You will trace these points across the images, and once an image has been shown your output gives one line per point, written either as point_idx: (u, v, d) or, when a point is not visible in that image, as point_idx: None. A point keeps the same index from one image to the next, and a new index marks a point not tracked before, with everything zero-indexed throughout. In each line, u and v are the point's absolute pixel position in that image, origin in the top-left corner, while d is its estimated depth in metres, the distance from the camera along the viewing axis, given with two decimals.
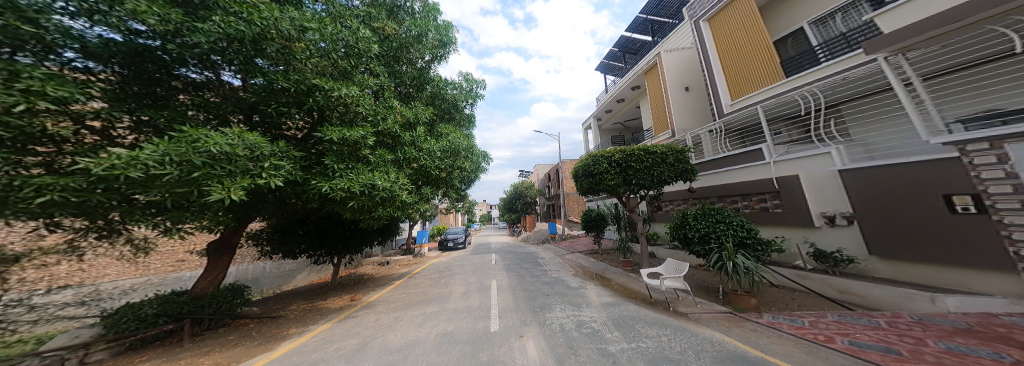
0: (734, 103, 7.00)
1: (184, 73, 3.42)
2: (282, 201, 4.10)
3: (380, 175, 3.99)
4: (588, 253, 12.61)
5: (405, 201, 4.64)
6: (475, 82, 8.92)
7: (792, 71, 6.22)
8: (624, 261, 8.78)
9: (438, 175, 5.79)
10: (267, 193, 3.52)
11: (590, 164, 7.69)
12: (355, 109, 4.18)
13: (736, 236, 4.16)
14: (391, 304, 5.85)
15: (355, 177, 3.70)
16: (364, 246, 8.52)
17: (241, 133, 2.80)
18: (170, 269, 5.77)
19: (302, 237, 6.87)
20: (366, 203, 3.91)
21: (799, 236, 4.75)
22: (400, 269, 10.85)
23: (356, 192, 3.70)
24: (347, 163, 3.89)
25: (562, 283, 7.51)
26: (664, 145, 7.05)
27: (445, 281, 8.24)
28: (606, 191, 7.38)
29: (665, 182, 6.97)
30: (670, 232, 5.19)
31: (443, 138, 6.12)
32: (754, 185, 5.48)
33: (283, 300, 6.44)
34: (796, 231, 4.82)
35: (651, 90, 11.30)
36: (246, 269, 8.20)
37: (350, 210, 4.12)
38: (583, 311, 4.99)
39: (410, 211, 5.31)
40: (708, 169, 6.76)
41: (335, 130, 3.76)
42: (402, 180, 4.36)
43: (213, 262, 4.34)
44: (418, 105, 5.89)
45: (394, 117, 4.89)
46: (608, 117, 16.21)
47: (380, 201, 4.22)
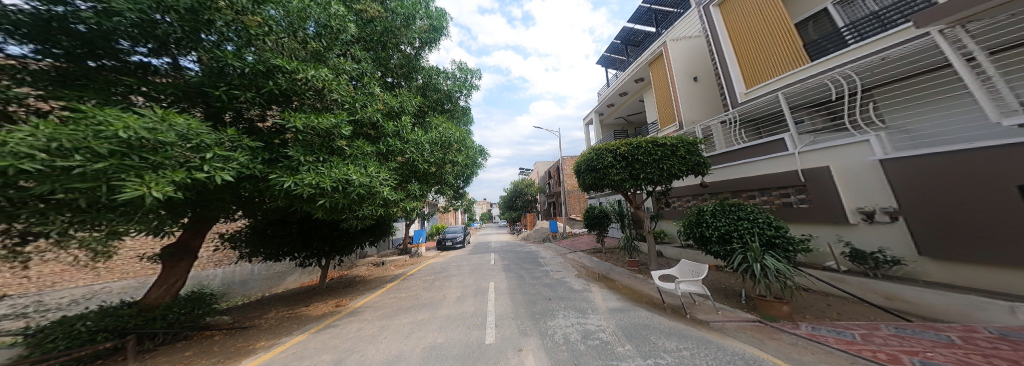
0: (749, 92, 6.49)
1: (141, 59, 3.08)
2: (248, 197, 3.62)
3: (357, 170, 3.59)
4: (590, 252, 12.18)
5: (389, 199, 4.21)
6: (469, 72, 8.41)
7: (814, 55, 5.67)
8: (629, 261, 8.35)
9: (428, 170, 5.37)
10: (223, 188, 3.10)
11: (594, 158, 7.27)
12: (329, 95, 3.84)
13: (763, 235, 3.64)
14: (378, 311, 5.43)
15: (326, 172, 3.31)
16: (353, 247, 8.10)
17: (168, 116, 2.48)
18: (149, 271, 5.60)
19: (284, 238, 6.49)
20: (341, 201, 3.49)
21: (829, 233, 4.26)
22: (395, 270, 10.48)
23: (327, 189, 3.27)
24: (317, 156, 3.49)
25: (564, 285, 7.06)
26: (673, 137, 6.56)
27: (440, 284, 7.81)
28: (611, 186, 6.97)
29: (675, 177, 6.49)
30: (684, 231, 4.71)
31: (433, 129, 5.66)
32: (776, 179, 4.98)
33: (263, 307, 6.11)
34: (825, 229, 4.35)
35: (656, 82, 10.81)
36: (232, 272, 7.86)
37: (323, 209, 3.67)
38: (589, 319, 4.51)
39: (397, 210, 4.87)
40: (722, 162, 6.26)
41: (300, 116, 3.33)
42: (383, 174, 3.94)
43: (168, 268, 4.12)
44: (404, 93, 5.45)
45: (375, 105, 4.47)
46: (610, 112, 15.76)
47: (359, 198, 3.79)
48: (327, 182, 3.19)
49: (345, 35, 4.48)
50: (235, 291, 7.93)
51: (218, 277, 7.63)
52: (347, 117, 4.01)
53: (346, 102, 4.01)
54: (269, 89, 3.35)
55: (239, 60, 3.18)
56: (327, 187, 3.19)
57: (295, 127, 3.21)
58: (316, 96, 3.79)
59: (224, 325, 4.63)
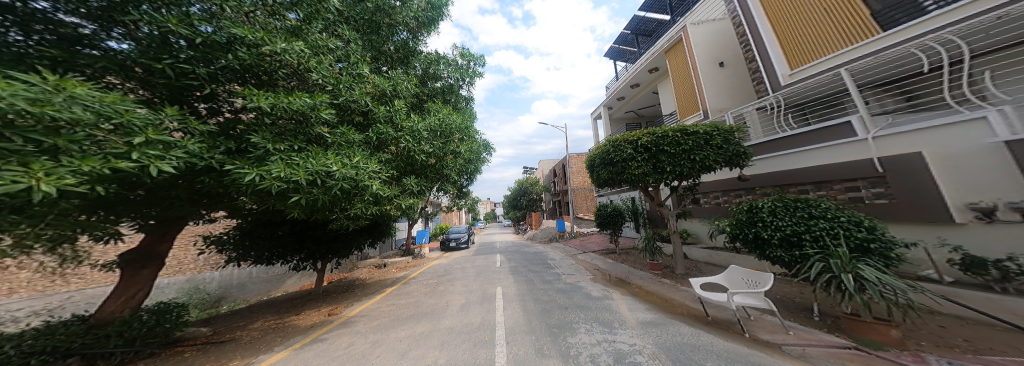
0: (795, 73, 5.70)
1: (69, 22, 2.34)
2: (208, 192, 2.99)
3: (339, 160, 2.95)
4: (603, 253, 11.43)
5: (381, 196, 3.55)
6: (472, 59, 7.74)
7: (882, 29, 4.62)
8: (650, 263, 7.59)
9: (427, 163, 4.70)
10: (169, 181, 2.45)
11: (612, 150, 6.61)
12: (309, 76, 3.33)
13: (852, 239, 2.85)
14: (373, 322, 4.83)
15: (301, 161, 2.67)
16: (350, 249, 7.54)
17: (66, 84, 1.80)
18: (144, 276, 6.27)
19: (276, 239, 5.97)
20: (322, 198, 2.85)
21: (929, 235, 3.51)
22: (396, 273, 9.89)
23: (301, 183, 2.62)
24: (291, 144, 2.87)
25: (580, 291, 6.37)
26: (706, 124, 5.76)
27: (443, 289, 7.18)
28: (631, 181, 6.31)
29: (709, 169, 5.69)
30: (731, 232, 4.01)
31: (433, 116, 4.99)
32: (845, 171, 4.27)
33: (251, 315, 5.58)
34: (924, 230, 3.57)
35: (675, 70, 10.01)
36: (231, 275, 7.64)
37: (300, 208, 3.04)
38: (618, 335, 3.79)
39: (391, 207, 4.21)
40: (768, 152, 5.51)
41: (266, 95, 2.71)
42: (372, 166, 3.29)
43: (127, 277, 3.48)
44: (399, 76, 4.83)
45: (364, 87, 3.96)
46: (620, 105, 15.00)
47: (344, 194, 3.16)
48: (301, 176, 2.56)
49: (329, 8, 3.87)
50: (231, 295, 7.54)
51: (213, 280, 7.26)
52: (329, 100, 3.43)
53: (328, 83, 3.44)
54: (227, 64, 2.70)
55: (188, 28, 2.54)
56: (302, 181, 2.56)
57: (261, 108, 2.57)
58: (294, 72, 3.23)
59: (199, 338, 4.03)
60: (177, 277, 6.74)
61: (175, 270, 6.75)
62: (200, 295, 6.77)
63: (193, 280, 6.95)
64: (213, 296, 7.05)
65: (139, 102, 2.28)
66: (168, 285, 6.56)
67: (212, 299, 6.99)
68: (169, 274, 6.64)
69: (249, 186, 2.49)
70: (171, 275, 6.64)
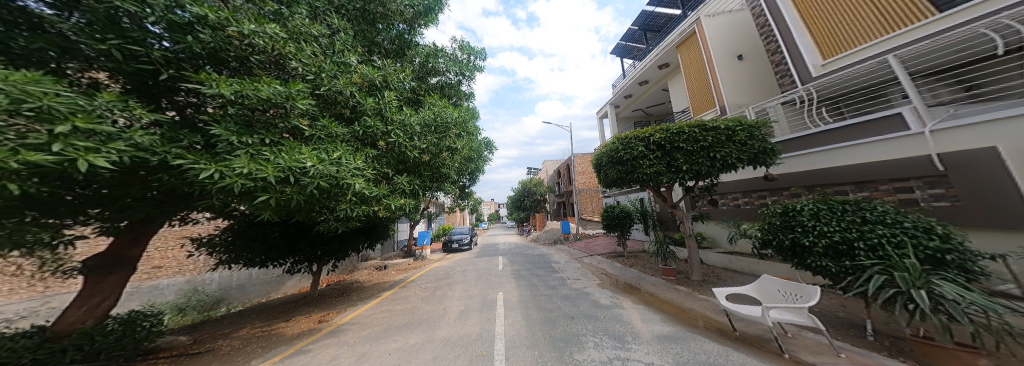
0: (827, 63, 5.20)
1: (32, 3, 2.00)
2: (170, 189, 2.67)
3: (315, 155, 2.64)
4: (610, 256, 10.96)
5: (367, 195, 3.22)
6: (472, 53, 7.40)
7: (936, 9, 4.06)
8: (663, 269, 7.11)
9: (419, 160, 4.35)
10: (115, 180, 2.10)
11: (621, 148, 6.20)
12: (288, 63, 3.07)
13: (921, 249, 2.37)
14: (364, 331, 4.48)
15: (270, 156, 2.37)
16: (346, 251, 7.27)
17: None
18: (145, 276, 6.19)
19: (271, 241, 5.73)
20: (297, 199, 2.54)
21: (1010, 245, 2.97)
22: (396, 275, 9.60)
23: (270, 181, 2.29)
24: (263, 137, 2.56)
25: (587, 298, 5.93)
26: (726, 119, 5.27)
27: (441, 294, 6.82)
28: (643, 181, 5.88)
29: (732, 168, 5.18)
30: (761, 238, 3.57)
31: (428, 109, 4.67)
32: (905, 170, 3.77)
33: (240, 321, 5.33)
34: (1006, 238, 3.03)
35: (687, 64, 9.52)
36: (231, 276, 7.50)
37: (269, 208, 2.71)
38: (631, 351, 3.24)
39: (379, 208, 3.87)
40: (805, 149, 5.04)
41: (229, 80, 2.40)
42: (356, 163, 3.00)
43: (92, 285, 3.15)
44: (390, 66, 4.53)
45: (349, 77, 3.67)
46: (628, 103, 14.51)
47: (322, 194, 2.83)
48: (268, 173, 2.24)
49: None
50: (230, 297, 7.39)
51: (213, 281, 7.12)
52: (309, 91, 3.26)
53: (310, 73, 3.25)
54: (186, 46, 2.40)
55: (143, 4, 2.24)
56: (271, 180, 2.24)
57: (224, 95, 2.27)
58: (270, 60, 3.01)
59: (177, 348, 3.71)
60: (178, 277, 6.66)
61: (175, 271, 6.67)
62: (199, 297, 6.65)
63: (194, 281, 6.85)
64: (212, 298, 6.92)
65: (68, 86, 1.91)
66: (168, 286, 6.42)
67: (210, 301, 6.86)
68: (170, 275, 6.56)
69: (210, 187, 2.17)
70: (171, 277, 6.53)
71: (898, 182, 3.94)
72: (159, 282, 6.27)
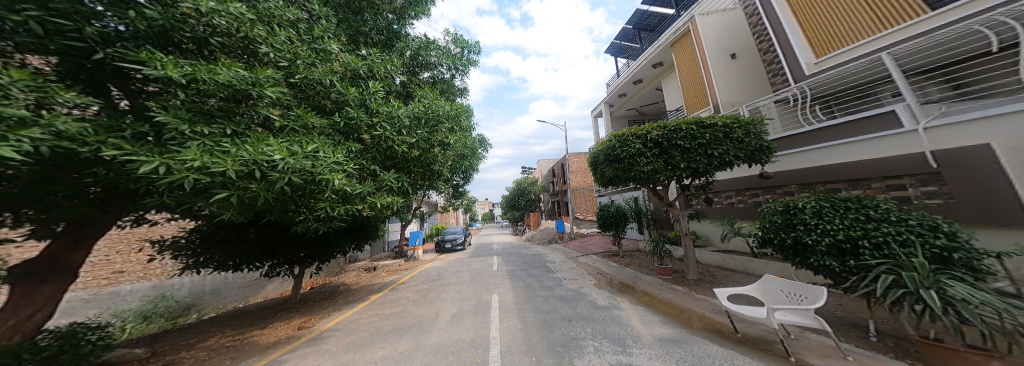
0: (820, 62, 5.23)
1: None
2: (116, 185, 2.35)
3: (286, 147, 2.44)
4: (605, 255, 10.92)
5: (349, 193, 3.01)
6: (465, 46, 7.16)
7: (931, 7, 4.08)
8: (658, 268, 7.09)
9: (408, 156, 4.10)
10: (39, 174, 1.83)
11: (618, 146, 6.12)
12: (258, 47, 2.90)
13: (928, 248, 2.30)
14: (349, 338, 4.21)
15: (226, 148, 2.19)
16: (331, 253, 6.94)
17: None
18: (103, 282, 5.75)
19: (248, 243, 5.40)
20: (262, 197, 2.34)
21: (1008, 242, 2.95)
22: (386, 277, 9.27)
23: (230, 177, 2.14)
24: (223, 126, 2.36)
25: (584, 299, 5.80)
26: (723, 116, 5.24)
27: (433, 296, 6.56)
28: (639, 178, 5.81)
29: (729, 166, 5.13)
30: (761, 235, 3.52)
31: (418, 102, 4.42)
32: (894, 167, 3.81)
33: (210, 329, 5.01)
34: (1003, 236, 3.01)
35: (681, 63, 9.55)
36: (206, 280, 7.04)
37: (231, 206, 2.44)
38: (633, 356, 3.09)
39: (363, 206, 3.62)
40: (799, 147, 5.04)
41: (178, 61, 2.16)
42: (335, 156, 2.81)
43: (20, 296, 2.74)
44: (377, 55, 4.26)
45: (327, 66, 3.45)
46: (622, 102, 14.53)
47: (293, 191, 2.61)
48: (226, 167, 2.05)
49: None
50: (203, 302, 6.91)
51: (183, 287, 6.69)
52: (282, 79, 3.04)
53: (283, 59, 3.07)
54: (128, 23, 2.13)
55: None
56: (230, 175, 2.05)
57: (175, 79, 2.06)
58: (233, 43, 2.76)
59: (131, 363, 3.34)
60: (142, 283, 6.25)
61: (139, 276, 6.24)
62: (166, 303, 6.21)
63: (161, 286, 6.43)
64: (180, 304, 6.44)
65: None
66: (132, 292, 6.06)
67: (179, 307, 6.38)
68: (133, 280, 6.14)
69: (156, 182, 1.97)
70: (135, 282, 6.13)
71: (891, 179, 3.95)
72: (121, 288, 5.89)
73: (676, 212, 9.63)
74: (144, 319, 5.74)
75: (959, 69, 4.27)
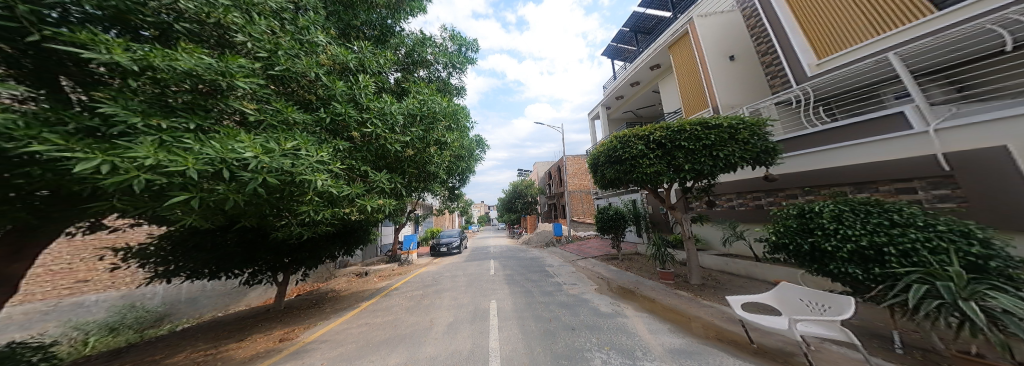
0: (822, 63, 5.17)
1: None
2: (60, 185, 2.04)
3: (260, 144, 2.19)
4: (604, 258, 10.76)
5: (335, 195, 2.75)
6: (463, 44, 6.93)
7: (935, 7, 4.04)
8: (660, 272, 6.94)
9: (402, 155, 3.82)
10: None
11: (620, 147, 5.96)
12: (234, 37, 2.64)
13: (963, 255, 2.13)
14: (336, 351, 3.87)
15: (185, 145, 1.95)
16: (319, 258, 6.58)
17: None
18: (65, 292, 5.25)
19: (226, 249, 5.03)
20: (230, 201, 2.10)
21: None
22: (378, 282, 8.88)
23: (192, 178, 1.90)
24: (187, 121, 2.11)
25: (585, 305, 5.59)
26: (728, 117, 5.14)
27: (428, 303, 6.23)
28: (641, 181, 5.66)
29: (734, 167, 5.03)
30: (776, 240, 3.36)
31: (413, 98, 4.17)
32: (904, 170, 3.72)
33: (181, 343, 4.62)
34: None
35: (679, 66, 9.53)
36: (181, 288, 6.58)
37: (194, 210, 2.14)
38: None
39: (351, 209, 3.34)
40: (804, 149, 4.95)
41: (131, 47, 1.93)
42: (320, 155, 2.55)
43: None
44: (368, 48, 4.01)
45: (312, 57, 3.18)
46: (618, 105, 14.51)
47: (268, 193, 2.35)
48: (186, 166, 1.84)
49: None
50: (178, 312, 6.44)
51: (156, 296, 6.18)
52: (260, 70, 2.77)
53: (262, 50, 2.81)
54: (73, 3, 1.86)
55: None
56: (191, 174, 1.83)
57: (127, 67, 1.84)
58: (202, 31, 2.51)
59: None
60: (111, 293, 5.74)
61: (107, 285, 5.73)
62: (136, 313, 5.75)
63: (131, 296, 5.94)
64: (153, 314, 5.98)
65: None
66: (96, 303, 5.52)
67: (151, 318, 5.91)
68: (100, 290, 5.62)
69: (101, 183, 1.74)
70: (100, 291, 5.60)
71: (900, 182, 3.87)
72: (85, 299, 5.38)
73: (676, 215, 9.54)
74: (110, 331, 5.28)
75: (974, 69, 4.21)
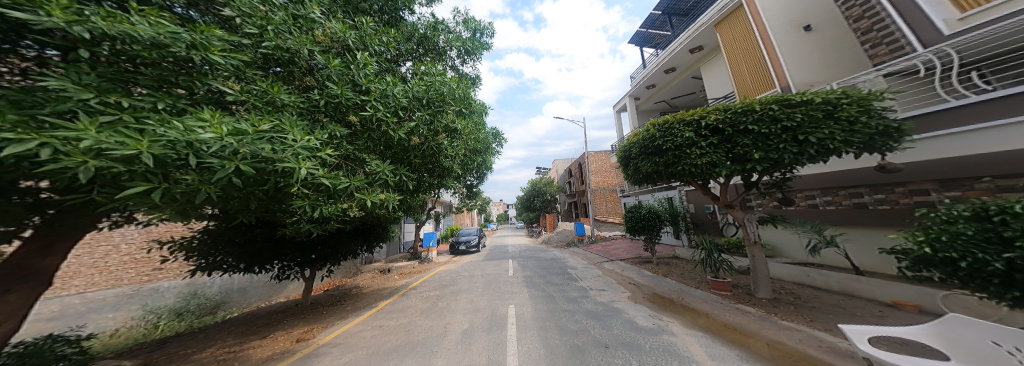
0: (967, 16, 3.82)
1: None
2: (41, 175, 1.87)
3: (229, 125, 1.82)
4: (636, 262, 9.64)
5: (329, 187, 2.39)
6: (477, 28, 6.39)
7: None
8: (713, 281, 5.81)
9: (408, 144, 3.40)
10: None
11: (659, 136, 4.96)
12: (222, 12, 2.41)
13: None
14: (340, 356, 3.54)
15: (139, 125, 1.57)
16: (342, 255, 6.51)
17: None
18: (146, 278, 5.83)
19: (254, 245, 5.08)
20: (201, 194, 1.69)
21: None
22: (398, 280, 8.78)
23: (147, 167, 1.48)
24: (150, 99, 1.76)
25: (620, 317, 4.76)
26: (823, 90, 3.93)
27: (443, 306, 5.84)
28: (689, 175, 4.67)
29: (829, 155, 3.82)
30: (948, 255, 2.26)
31: (419, 79, 3.70)
32: None
33: (212, 335, 4.71)
34: None
35: (729, 42, 8.08)
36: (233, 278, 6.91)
37: (166, 205, 1.79)
38: None
39: (352, 205, 2.95)
40: (946, 128, 3.60)
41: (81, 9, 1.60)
42: (302, 140, 2.16)
43: None
44: (369, 26, 3.61)
45: (299, 35, 2.83)
46: (649, 95, 13.02)
47: (245, 185, 1.99)
48: (138, 150, 1.40)
49: None
50: (232, 300, 6.79)
51: (214, 284, 6.56)
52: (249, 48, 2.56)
53: (253, 26, 2.55)
54: None
55: None
56: (147, 161, 1.40)
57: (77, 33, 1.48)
58: (187, 1, 2.25)
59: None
60: (178, 280, 6.31)
61: (175, 273, 6.28)
62: (198, 300, 6.08)
63: (194, 284, 6.38)
64: (211, 302, 6.30)
65: None
66: (168, 288, 6.08)
67: (210, 305, 6.23)
68: (170, 277, 6.20)
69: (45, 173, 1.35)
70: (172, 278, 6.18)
71: None
72: (160, 284, 5.95)
73: (728, 215, 8.19)
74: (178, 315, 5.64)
75: None
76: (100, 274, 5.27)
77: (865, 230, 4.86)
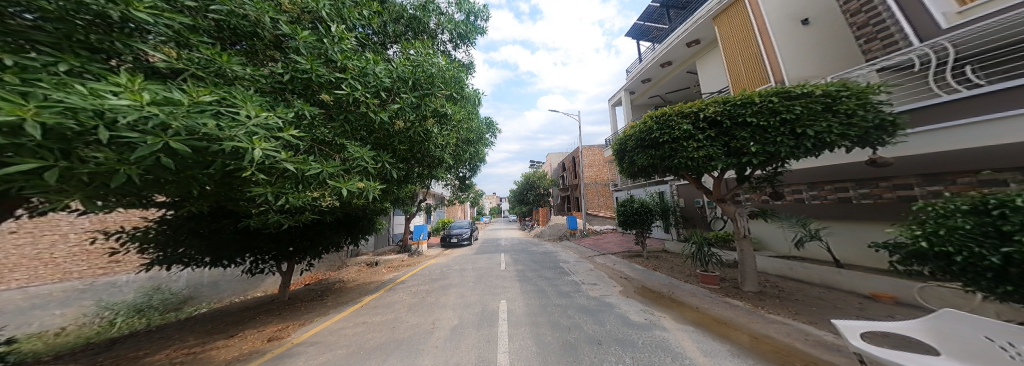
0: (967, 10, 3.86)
1: None
2: None
3: (160, 93, 1.51)
4: (627, 256, 9.70)
5: (295, 172, 2.08)
6: (470, 10, 5.99)
7: None
8: (702, 275, 5.84)
9: (391, 129, 3.08)
10: None
11: (657, 128, 4.84)
12: None
13: None
14: (316, 357, 3.28)
15: (27, 88, 1.26)
16: (322, 248, 6.14)
17: None
18: (101, 271, 5.20)
19: (222, 237, 4.65)
20: (120, 177, 1.37)
21: None
22: (385, 274, 8.47)
23: (37, 139, 1.17)
24: (51, 59, 1.44)
25: (612, 311, 4.69)
26: (823, 83, 3.85)
27: (431, 301, 5.62)
28: (686, 167, 4.58)
29: (825, 148, 3.78)
30: (941, 249, 2.24)
31: (405, 59, 3.37)
32: None
33: (174, 335, 4.32)
34: None
35: (726, 35, 7.99)
36: (202, 272, 6.46)
37: (77, 188, 1.47)
38: None
39: (325, 193, 2.64)
40: (935, 124, 3.63)
41: None
42: (260, 115, 1.84)
43: None
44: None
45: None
46: (645, 89, 12.94)
47: (183, 167, 1.68)
48: (20, 117, 1.09)
49: None
50: (201, 295, 6.35)
51: (180, 278, 6.07)
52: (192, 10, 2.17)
53: None
54: None
55: None
56: (33, 132, 1.09)
57: None
58: None
59: None
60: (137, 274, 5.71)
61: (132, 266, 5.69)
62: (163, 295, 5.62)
63: (157, 277, 5.83)
64: (177, 297, 5.84)
65: None
66: (128, 282, 5.48)
67: (176, 300, 5.79)
68: (129, 270, 5.61)
69: None
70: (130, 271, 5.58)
71: None
72: (119, 278, 5.36)
73: (717, 209, 8.29)
74: (138, 312, 5.19)
75: None
76: (46, 266, 4.62)
77: (848, 224, 4.96)
